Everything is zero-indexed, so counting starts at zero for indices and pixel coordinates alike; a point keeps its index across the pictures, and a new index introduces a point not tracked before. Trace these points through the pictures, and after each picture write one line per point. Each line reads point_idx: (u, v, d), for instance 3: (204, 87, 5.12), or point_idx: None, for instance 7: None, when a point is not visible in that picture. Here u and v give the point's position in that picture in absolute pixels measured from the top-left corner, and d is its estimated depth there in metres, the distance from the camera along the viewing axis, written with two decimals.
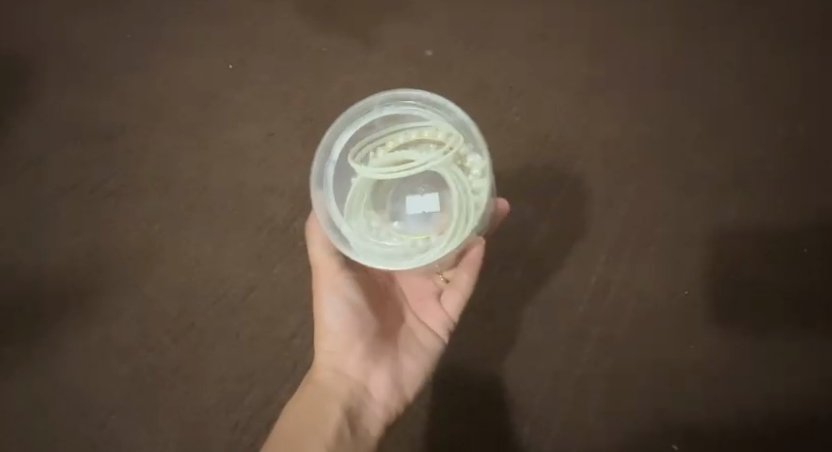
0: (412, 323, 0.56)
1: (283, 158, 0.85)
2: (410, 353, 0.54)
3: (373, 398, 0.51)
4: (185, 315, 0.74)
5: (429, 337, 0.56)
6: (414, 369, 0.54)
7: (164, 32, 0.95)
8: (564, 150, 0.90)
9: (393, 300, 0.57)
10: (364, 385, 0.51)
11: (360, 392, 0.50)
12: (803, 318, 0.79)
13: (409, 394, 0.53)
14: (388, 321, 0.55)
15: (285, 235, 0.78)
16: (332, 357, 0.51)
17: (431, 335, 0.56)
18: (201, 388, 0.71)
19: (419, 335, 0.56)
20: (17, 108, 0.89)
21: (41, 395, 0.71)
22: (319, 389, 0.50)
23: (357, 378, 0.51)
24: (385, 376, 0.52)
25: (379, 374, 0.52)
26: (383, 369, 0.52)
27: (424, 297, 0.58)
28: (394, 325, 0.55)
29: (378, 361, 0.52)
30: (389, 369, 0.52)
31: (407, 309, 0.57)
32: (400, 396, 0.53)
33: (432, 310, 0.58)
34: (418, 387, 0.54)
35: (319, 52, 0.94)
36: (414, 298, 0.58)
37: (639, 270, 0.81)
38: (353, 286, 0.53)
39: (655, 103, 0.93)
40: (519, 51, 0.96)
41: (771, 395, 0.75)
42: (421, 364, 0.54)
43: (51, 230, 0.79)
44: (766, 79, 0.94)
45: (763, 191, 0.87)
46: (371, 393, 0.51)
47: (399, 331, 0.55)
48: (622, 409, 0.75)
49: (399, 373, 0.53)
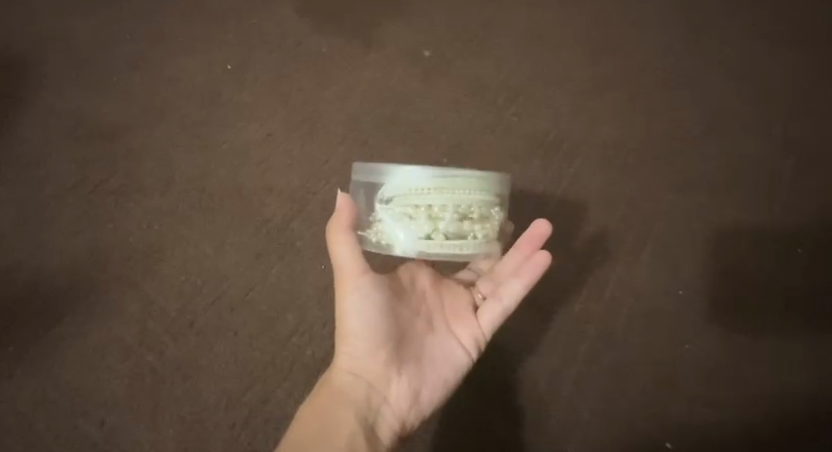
0: (443, 335, 0.57)
1: (282, 157, 0.87)
2: (435, 366, 0.55)
3: (389, 407, 0.53)
4: (184, 312, 0.73)
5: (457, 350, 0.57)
6: (435, 380, 0.55)
7: (169, 38, 0.98)
8: (559, 151, 0.91)
9: (426, 307, 0.58)
10: (381, 391, 0.52)
11: (376, 398, 0.52)
12: (794, 314, 0.79)
13: (426, 406, 0.54)
14: (417, 330, 0.56)
15: (284, 235, 0.79)
16: (352, 359, 0.53)
17: (459, 351, 0.57)
18: (200, 387, 0.69)
19: (447, 347, 0.56)
20: (19, 107, 0.89)
21: (37, 397, 0.67)
22: (335, 391, 0.52)
23: (375, 386, 0.52)
24: (403, 388, 0.53)
25: (397, 386, 0.53)
26: (402, 378, 0.53)
27: (461, 311, 0.59)
28: (423, 334, 0.56)
29: (398, 370, 0.53)
30: (408, 382, 0.53)
31: (441, 321, 0.58)
32: (416, 407, 0.54)
33: (466, 326, 0.58)
34: (435, 400, 0.55)
35: (319, 54, 0.98)
36: (448, 308, 0.59)
37: (634, 268, 0.81)
38: (380, 289, 0.54)
39: (645, 111, 0.96)
40: (508, 65, 1.00)
41: (770, 393, 0.75)
42: (442, 378, 0.55)
43: (54, 229, 0.79)
44: (745, 88, 0.98)
45: (751, 191, 0.88)
46: (386, 400, 0.53)
47: (427, 341, 0.56)
48: (621, 407, 0.73)
49: (419, 384, 0.54)
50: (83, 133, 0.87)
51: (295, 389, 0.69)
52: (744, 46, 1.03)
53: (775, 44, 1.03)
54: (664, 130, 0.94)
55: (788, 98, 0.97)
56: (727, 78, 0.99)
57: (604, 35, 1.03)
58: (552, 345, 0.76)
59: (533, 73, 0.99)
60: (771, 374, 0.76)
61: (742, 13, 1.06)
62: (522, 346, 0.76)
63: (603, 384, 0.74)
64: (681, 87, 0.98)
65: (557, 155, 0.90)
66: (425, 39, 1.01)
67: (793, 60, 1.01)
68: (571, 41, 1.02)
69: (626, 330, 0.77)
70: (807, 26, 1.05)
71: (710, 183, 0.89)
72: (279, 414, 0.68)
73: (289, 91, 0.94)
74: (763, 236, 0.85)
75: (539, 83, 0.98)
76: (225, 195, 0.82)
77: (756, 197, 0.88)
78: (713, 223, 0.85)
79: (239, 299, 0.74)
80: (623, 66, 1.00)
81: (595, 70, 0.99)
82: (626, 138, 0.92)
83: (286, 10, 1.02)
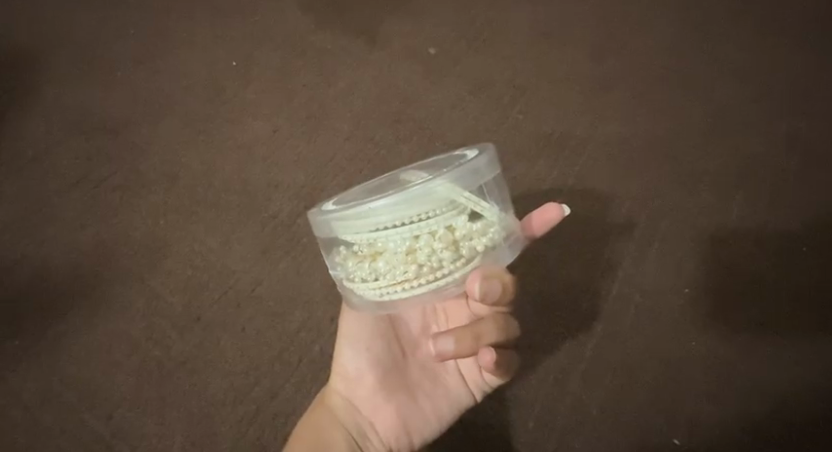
0: (446, 367, 0.51)
1: (289, 153, 0.87)
2: (434, 396, 0.49)
3: (379, 435, 0.48)
4: (191, 308, 0.73)
5: (461, 381, 0.51)
6: (433, 412, 0.49)
7: (175, 33, 0.98)
8: (565, 150, 0.91)
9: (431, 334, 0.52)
10: (370, 418, 0.48)
11: (362, 424, 0.48)
12: (802, 313, 0.79)
13: (419, 441, 0.49)
14: (419, 356, 0.51)
15: (290, 231, 0.79)
16: (344, 380, 0.50)
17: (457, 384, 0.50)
18: (206, 382, 0.68)
19: (450, 376, 0.50)
20: (24, 102, 0.89)
21: (42, 393, 0.67)
22: (323, 410, 0.49)
23: (365, 409, 0.48)
24: (395, 414, 0.48)
25: (387, 412, 0.48)
26: (392, 408, 0.48)
27: None
28: (426, 361, 0.51)
29: (389, 395, 0.49)
30: (402, 408, 0.48)
31: None
32: (408, 441, 0.49)
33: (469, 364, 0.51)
34: (430, 437, 0.49)
35: (323, 50, 0.98)
36: None
37: (640, 266, 0.81)
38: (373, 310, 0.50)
39: (649, 108, 0.96)
40: (513, 62, 1.00)
41: (779, 390, 0.74)
42: (439, 412, 0.49)
43: (60, 224, 0.78)
44: (747, 87, 0.98)
45: (755, 189, 0.88)
46: (375, 429, 0.48)
47: (430, 367, 0.50)
48: (630, 405, 0.73)
49: (412, 416, 0.49)
50: (87, 128, 0.87)
51: (302, 384, 0.68)
52: (747, 45, 1.03)
53: (777, 44, 1.03)
54: (669, 128, 0.94)
55: (791, 97, 0.97)
56: (730, 78, 0.99)
57: (607, 34, 1.04)
58: (557, 343, 0.76)
59: (538, 71, 0.99)
60: (781, 371, 0.75)
61: (743, 14, 1.07)
62: (527, 343, 0.76)
63: (611, 381, 0.74)
64: (685, 86, 0.98)
65: (563, 153, 0.90)
66: (430, 37, 1.01)
67: (795, 59, 1.02)
68: (576, 39, 1.03)
69: (632, 328, 0.77)
70: (808, 25, 1.05)
71: (715, 182, 0.89)
72: (286, 410, 0.66)
73: (294, 88, 0.94)
74: (769, 234, 0.84)
75: (544, 80, 0.98)
76: (230, 191, 0.82)
77: (760, 196, 0.88)
78: (719, 221, 0.85)
79: (246, 295, 0.74)
80: (627, 65, 1.00)
81: (599, 68, 1.00)
82: (631, 136, 0.93)
83: (290, 8, 1.03)
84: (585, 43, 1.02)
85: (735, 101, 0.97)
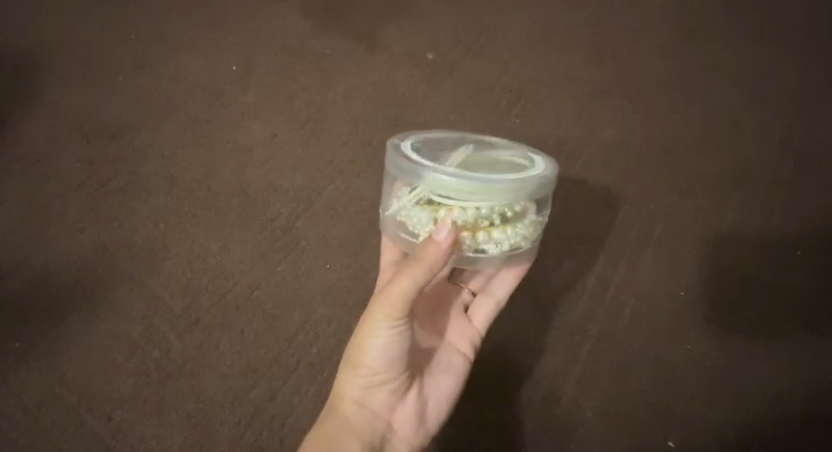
0: (437, 352, 0.57)
1: (288, 155, 0.88)
2: (437, 382, 0.55)
3: (398, 432, 0.52)
4: (191, 310, 0.73)
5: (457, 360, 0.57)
6: (438, 398, 0.55)
7: (174, 37, 0.99)
8: (562, 153, 0.91)
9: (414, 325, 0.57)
10: (387, 418, 0.51)
11: (383, 425, 0.51)
12: (796, 316, 0.80)
13: (431, 429, 0.54)
14: (416, 353, 0.55)
15: (288, 235, 0.80)
16: (359, 386, 0.50)
17: (460, 359, 0.58)
18: (205, 384, 0.68)
19: (445, 360, 0.57)
20: (25, 105, 0.90)
21: (41, 394, 0.67)
22: (341, 420, 0.49)
23: (382, 412, 0.51)
24: (412, 410, 0.52)
25: (405, 408, 0.52)
26: (409, 404, 0.52)
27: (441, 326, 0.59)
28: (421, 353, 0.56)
29: (409, 392, 0.53)
30: (417, 403, 0.53)
31: (433, 339, 0.58)
32: (423, 431, 0.53)
33: (460, 329, 0.60)
34: (440, 421, 0.55)
35: (323, 54, 0.99)
36: (433, 322, 0.59)
37: (636, 269, 0.82)
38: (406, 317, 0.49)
39: (645, 112, 0.97)
40: (510, 66, 1.01)
41: (774, 393, 0.74)
42: (445, 397, 0.55)
43: (60, 227, 0.79)
44: (742, 91, 0.99)
45: (750, 193, 0.89)
46: (393, 426, 0.51)
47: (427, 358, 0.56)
48: (625, 407, 0.73)
49: (424, 405, 0.54)
50: (89, 131, 0.88)
51: (301, 386, 0.69)
52: (741, 50, 1.04)
53: (771, 49, 1.04)
54: (665, 133, 0.95)
55: (786, 102, 0.98)
56: (726, 82, 1.00)
57: (603, 39, 1.05)
58: (553, 344, 0.77)
59: (535, 75, 1.00)
60: (776, 374, 0.75)
61: (738, 20, 1.08)
62: (524, 345, 0.76)
63: (607, 383, 0.74)
64: (681, 91, 0.99)
65: (559, 156, 0.91)
66: (428, 42, 1.02)
67: (789, 65, 1.03)
68: (572, 44, 1.04)
69: (628, 330, 0.78)
70: (802, 32, 1.07)
71: (710, 186, 0.90)
72: (284, 412, 0.67)
73: (294, 92, 0.95)
74: (763, 238, 0.85)
75: (542, 85, 0.99)
76: (230, 195, 0.83)
77: (755, 199, 0.88)
78: (713, 225, 0.86)
79: (245, 297, 0.75)
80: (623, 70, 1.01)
81: (596, 73, 1.01)
82: (627, 141, 0.93)
83: (290, 13, 1.04)
84: (582, 47, 1.03)
85: (731, 106, 0.98)
